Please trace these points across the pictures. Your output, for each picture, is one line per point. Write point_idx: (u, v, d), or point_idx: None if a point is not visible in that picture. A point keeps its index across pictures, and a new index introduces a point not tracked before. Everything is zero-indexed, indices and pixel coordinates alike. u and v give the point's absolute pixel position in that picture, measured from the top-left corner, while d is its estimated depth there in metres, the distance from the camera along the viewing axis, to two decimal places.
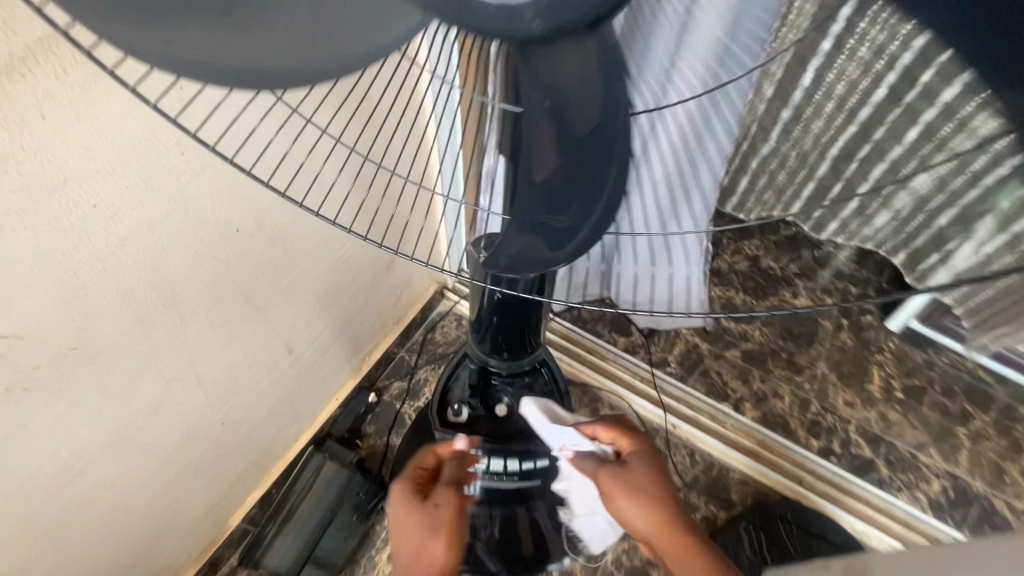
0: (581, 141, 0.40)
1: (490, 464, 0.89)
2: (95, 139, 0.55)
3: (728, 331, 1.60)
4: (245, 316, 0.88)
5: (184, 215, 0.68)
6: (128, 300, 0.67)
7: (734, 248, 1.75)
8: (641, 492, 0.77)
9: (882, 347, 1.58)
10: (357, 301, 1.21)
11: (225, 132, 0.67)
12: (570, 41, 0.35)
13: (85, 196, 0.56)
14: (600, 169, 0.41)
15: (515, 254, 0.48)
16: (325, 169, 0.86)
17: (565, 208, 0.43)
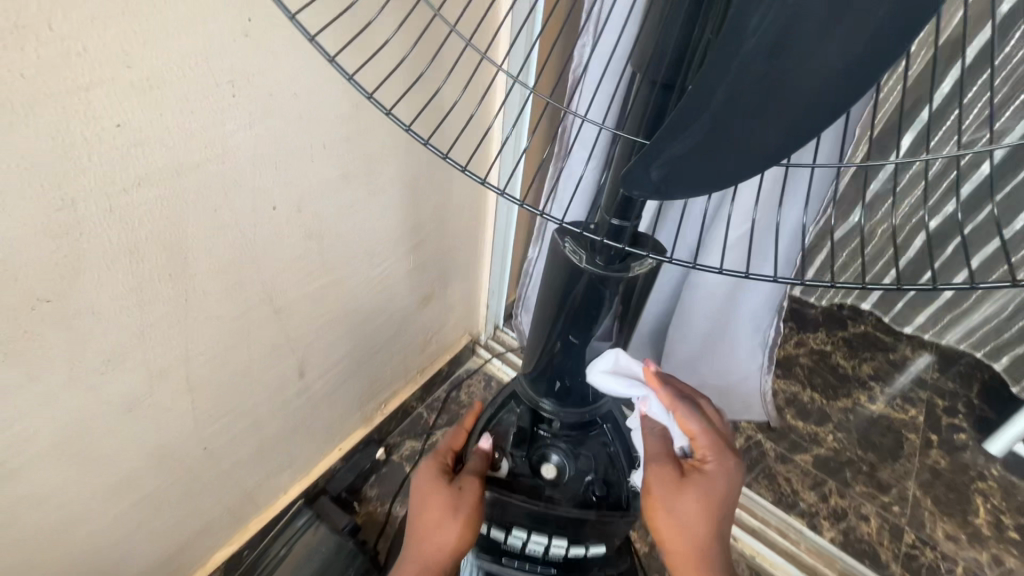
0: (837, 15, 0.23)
1: (531, 535, 0.71)
2: (140, 43, 0.46)
3: (795, 431, 1.39)
4: (260, 315, 0.75)
5: (220, 169, 0.59)
6: (129, 256, 0.55)
7: (796, 340, 1.59)
8: (710, 511, 0.57)
9: (984, 474, 1.34)
10: (386, 333, 1.08)
11: (286, 84, 0.59)
12: None
13: (109, 109, 0.47)
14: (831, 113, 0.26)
15: (691, 148, 0.29)
16: (383, 161, 0.78)
17: (806, 54, 0.24)
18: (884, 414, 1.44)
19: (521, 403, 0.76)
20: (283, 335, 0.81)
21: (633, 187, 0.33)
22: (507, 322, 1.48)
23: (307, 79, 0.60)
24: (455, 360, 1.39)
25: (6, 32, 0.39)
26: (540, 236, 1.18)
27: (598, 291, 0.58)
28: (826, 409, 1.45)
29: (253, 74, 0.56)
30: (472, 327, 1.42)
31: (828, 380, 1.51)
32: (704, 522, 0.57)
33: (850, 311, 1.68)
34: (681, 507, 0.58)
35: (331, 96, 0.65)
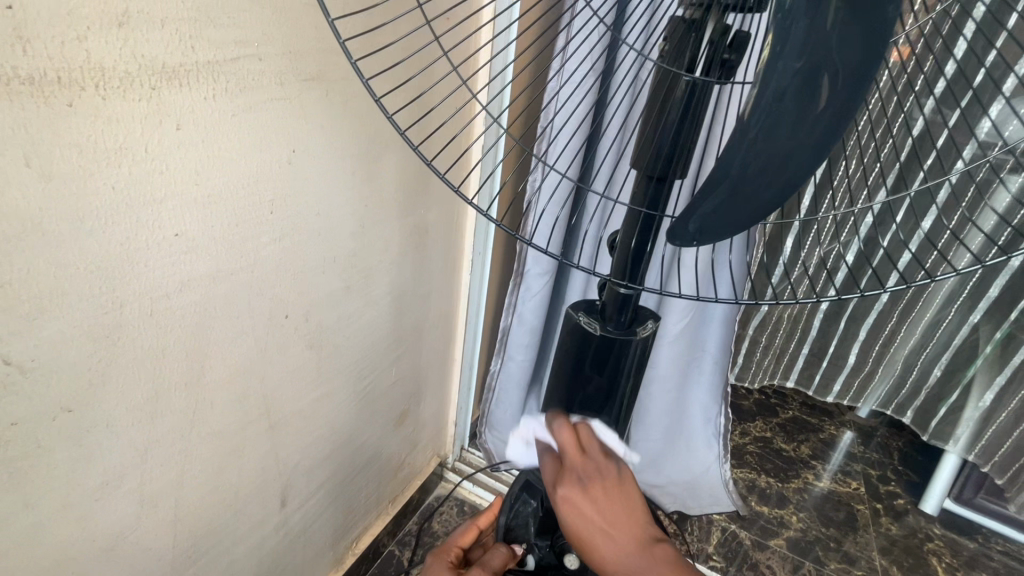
0: (754, 195, 0.37)
1: None
2: (209, 166, 0.53)
3: (763, 516, 1.45)
4: (255, 431, 0.72)
5: (248, 281, 0.63)
6: (154, 362, 0.55)
7: (740, 429, 1.72)
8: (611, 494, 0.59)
9: (930, 534, 1.44)
10: (362, 459, 1.02)
11: (310, 201, 0.67)
12: (755, 144, 0.35)
13: (172, 220, 0.52)
14: (725, 227, 0.39)
15: (719, 205, 0.38)
16: (376, 271, 0.84)
17: (741, 206, 0.37)
18: (832, 490, 1.54)
19: (537, 491, 0.76)
20: (271, 456, 0.77)
21: (677, 238, 0.42)
22: (472, 442, 1.42)
23: (319, 195, 0.68)
24: (426, 488, 1.31)
25: (99, 159, 0.45)
26: (503, 345, 1.25)
27: (608, 363, 0.64)
28: (784, 492, 1.53)
29: (288, 194, 0.64)
30: (441, 450, 1.36)
31: (777, 464, 1.61)
32: (620, 516, 0.57)
33: (776, 398, 1.87)
34: (581, 508, 0.57)
35: (340, 210, 0.72)
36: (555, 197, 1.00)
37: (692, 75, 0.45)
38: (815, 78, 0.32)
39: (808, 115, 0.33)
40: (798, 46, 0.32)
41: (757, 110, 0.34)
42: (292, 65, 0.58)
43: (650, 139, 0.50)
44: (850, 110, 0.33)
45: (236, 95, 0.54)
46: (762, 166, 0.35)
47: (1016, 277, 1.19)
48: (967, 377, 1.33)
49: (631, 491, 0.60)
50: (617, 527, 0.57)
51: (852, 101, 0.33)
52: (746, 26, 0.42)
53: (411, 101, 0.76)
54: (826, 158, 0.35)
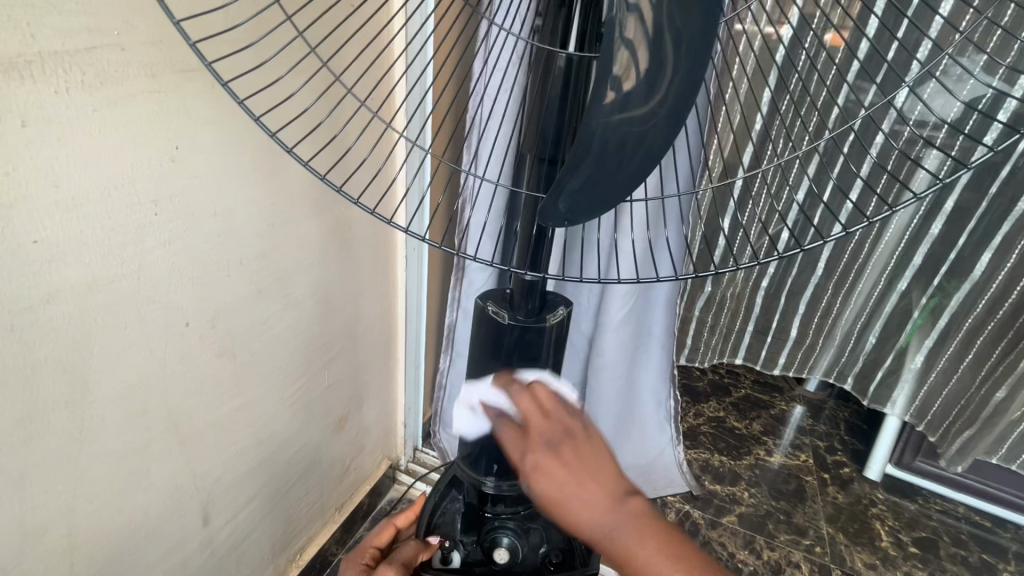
0: (616, 172, 0.36)
1: None
2: (70, 166, 0.50)
3: (717, 495, 1.47)
4: (163, 447, 0.68)
5: (135, 288, 0.59)
6: (25, 381, 0.51)
7: (695, 411, 1.75)
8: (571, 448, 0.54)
9: (874, 499, 1.50)
10: (298, 468, 0.98)
11: (204, 199, 0.63)
12: (611, 119, 0.34)
13: (29, 226, 0.48)
14: (593, 209, 0.39)
15: (585, 180, 0.37)
16: (293, 271, 0.81)
17: (604, 185, 0.37)
18: (783, 464, 1.58)
19: (464, 486, 0.74)
20: (185, 472, 0.73)
21: (547, 218, 0.40)
22: (426, 441, 1.40)
23: (215, 194, 0.64)
24: (377, 492, 1.28)
25: None
26: (449, 342, 1.23)
27: (522, 348, 0.63)
28: (737, 470, 1.56)
29: (176, 193, 0.60)
30: (392, 452, 1.33)
31: (729, 443, 1.64)
32: (587, 472, 0.50)
33: (729, 377, 1.90)
34: (551, 472, 0.51)
35: (243, 209, 0.69)
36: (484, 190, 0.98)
37: (567, 52, 0.43)
38: (653, 53, 0.32)
39: (657, 84, 0.33)
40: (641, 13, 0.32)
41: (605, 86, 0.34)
42: (165, 55, 0.55)
43: (539, 119, 0.49)
44: (691, 83, 0.34)
45: (97, 88, 0.50)
46: (614, 140, 0.35)
47: (936, 245, 1.23)
48: (899, 346, 1.38)
49: (601, 448, 0.53)
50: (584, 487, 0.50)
51: (688, 76, 0.33)
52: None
53: (312, 91, 0.72)
54: (681, 127, 0.35)
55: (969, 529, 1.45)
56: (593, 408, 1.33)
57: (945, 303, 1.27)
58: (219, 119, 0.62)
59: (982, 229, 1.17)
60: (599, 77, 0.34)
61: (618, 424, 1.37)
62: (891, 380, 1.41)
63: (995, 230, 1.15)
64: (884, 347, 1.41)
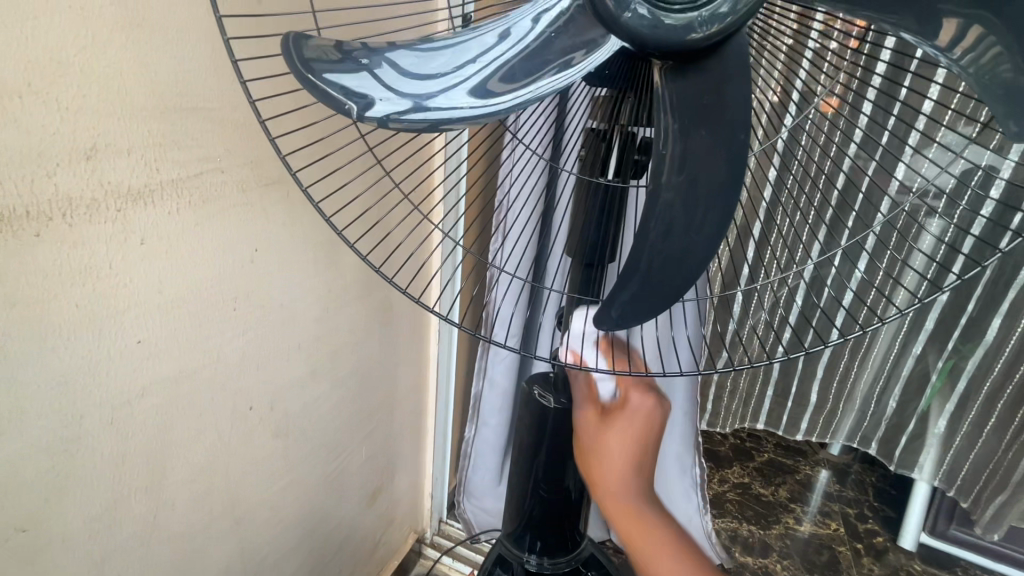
0: (664, 283, 0.42)
1: None
2: (172, 274, 0.56)
3: (749, 568, 1.44)
4: (220, 528, 0.71)
5: (212, 377, 0.64)
6: (115, 470, 0.56)
7: (719, 477, 1.73)
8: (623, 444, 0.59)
9: (912, 571, 1.46)
10: (334, 545, 0.99)
11: (274, 293, 0.70)
12: (658, 243, 0.41)
13: (136, 328, 0.54)
14: (638, 314, 0.43)
15: (635, 294, 0.42)
16: (341, 352, 0.86)
17: (652, 296, 0.42)
18: (813, 533, 1.55)
19: (509, 564, 0.75)
20: (237, 552, 0.75)
21: (600, 325, 0.43)
22: (451, 513, 1.39)
23: (282, 286, 0.71)
24: (404, 567, 1.26)
25: (68, 281, 0.48)
26: (476, 412, 1.25)
27: (566, 428, 0.67)
28: (767, 540, 1.53)
29: (252, 290, 0.67)
30: (418, 525, 1.32)
31: (757, 511, 1.62)
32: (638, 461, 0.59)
33: (750, 441, 1.89)
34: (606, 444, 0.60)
35: (304, 298, 0.75)
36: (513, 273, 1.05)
37: (609, 178, 0.52)
38: (690, 192, 0.40)
39: (692, 221, 0.41)
40: (675, 167, 0.40)
41: (652, 215, 0.41)
42: (253, 173, 0.63)
43: (581, 230, 0.56)
44: (726, 214, 0.41)
45: (199, 207, 0.58)
46: (656, 260, 0.41)
47: (945, 310, 1.28)
48: (920, 410, 1.39)
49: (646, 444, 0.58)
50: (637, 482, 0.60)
51: (721, 209, 0.41)
52: (647, 138, 0.51)
53: (366, 193, 0.81)
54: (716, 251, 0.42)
55: None
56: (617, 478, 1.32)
57: (962, 366, 1.29)
58: (290, 221, 0.69)
59: (986, 295, 1.21)
60: (647, 208, 0.41)
61: None
62: (916, 444, 1.41)
63: (1001, 296, 1.20)
64: (905, 410, 1.41)
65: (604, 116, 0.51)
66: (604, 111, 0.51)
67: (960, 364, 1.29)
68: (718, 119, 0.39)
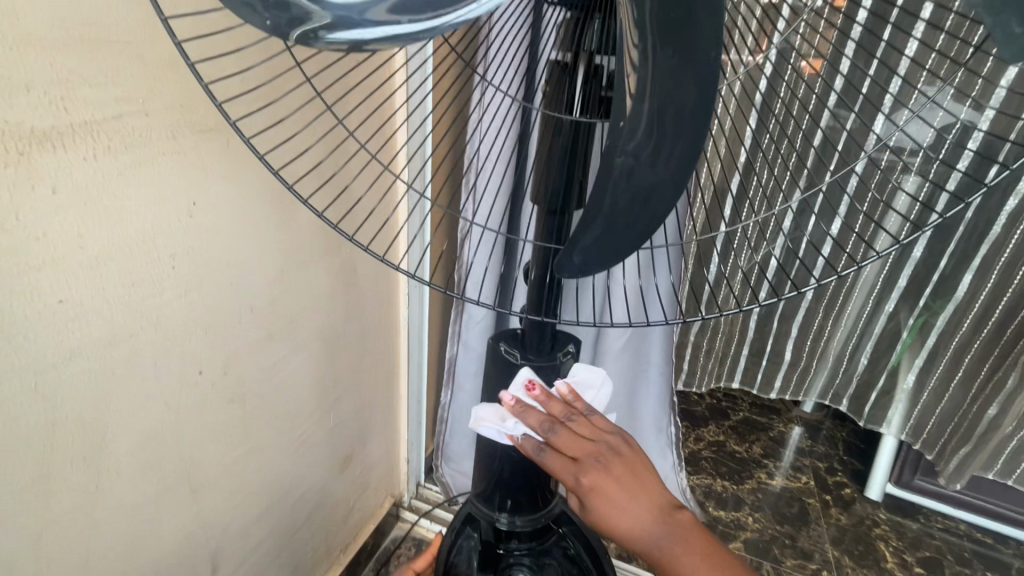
0: (628, 226, 0.39)
1: None
2: (94, 228, 0.51)
3: (722, 522, 1.47)
4: (175, 497, 0.68)
5: (152, 340, 0.60)
6: (46, 439, 0.52)
7: (695, 436, 1.76)
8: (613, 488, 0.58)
9: (877, 519, 1.51)
10: (305, 511, 0.97)
11: (219, 252, 0.65)
12: (620, 179, 0.37)
13: (56, 287, 0.50)
14: (603, 258, 0.40)
15: (597, 238, 0.40)
16: (300, 314, 0.82)
17: (616, 241, 0.39)
18: (785, 487, 1.59)
19: (478, 523, 0.74)
20: (196, 520, 0.72)
21: (563, 271, 0.42)
22: (429, 477, 1.38)
23: (228, 243, 0.66)
24: (381, 531, 1.26)
25: None
26: (451, 376, 1.23)
27: None
28: (740, 494, 1.56)
29: (193, 247, 0.62)
30: (395, 489, 1.32)
31: (731, 467, 1.65)
32: (637, 495, 0.59)
33: (726, 401, 1.92)
34: (606, 492, 0.58)
35: (254, 257, 0.71)
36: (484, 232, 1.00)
37: (573, 115, 0.48)
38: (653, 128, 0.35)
39: (660, 152, 0.35)
40: (653, 92, 0.34)
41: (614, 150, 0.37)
42: (184, 117, 0.57)
43: (546, 174, 0.53)
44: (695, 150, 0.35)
45: (121, 153, 0.52)
46: (618, 199, 0.38)
47: (918, 267, 1.27)
48: (890, 366, 1.40)
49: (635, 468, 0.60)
50: (636, 505, 0.59)
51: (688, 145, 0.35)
52: (615, 70, 0.46)
53: (318, 145, 0.76)
54: (686, 187, 0.37)
55: (972, 546, 1.46)
56: None
57: (932, 322, 1.30)
58: (231, 171, 0.64)
59: (959, 250, 1.21)
60: (610, 147, 0.38)
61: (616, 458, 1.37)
62: (885, 399, 1.44)
63: (973, 251, 1.19)
64: (876, 365, 1.43)
65: (568, 45, 0.46)
66: (568, 40, 0.46)
67: (931, 320, 1.30)
68: (691, 35, 0.33)
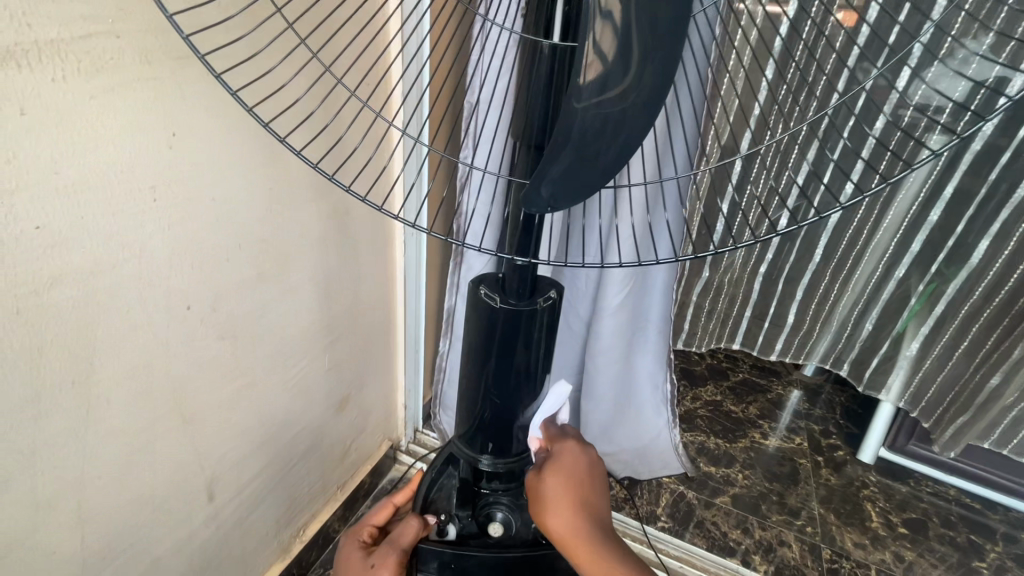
0: (599, 155, 0.37)
1: None
2: (67, 153, 0.51)
3: (712, 477, 1.50)
4: (167, 427, 0.71)
5: (135, 271, 0.60)
6: (32, 363, 0.54)
7: (692, 395, 1.78)
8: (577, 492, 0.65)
9: (867, 481, 1.52)
10: (300, 448, 1.01)
11: (203, 185, 0.64)
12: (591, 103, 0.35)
13: (32, 212, 0.49)
14: (577, 191, 0.39)
15: (567, 167, 0.38)
16: (291, 255, 0.82)
17: (587, 173, 0.38)
18: (777, 447, 1.61)
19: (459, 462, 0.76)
20: (188, 449, 0.75)
21: (530, 206, 0.40)
22: (426, 423, 1.42)
23: (212, 178, 0.65)
24: (378, 471, 1.30)
25: None
26: (449, 326, 1.24)
27: (515, 331, 0.63)
28: (732, 452, 1.58)
29: (174, 180, 0.61)
30: (392, 433, 1.35)
31: (725, 426, 1.67)
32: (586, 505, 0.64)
33: (727, 362, 1.92)
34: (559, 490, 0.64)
35: (240, 193, 0.70)
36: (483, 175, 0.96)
37: (553, 42, 0.46)
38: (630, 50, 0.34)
39: (635, 79, 0.34)
40: (640, 4, 0.33)
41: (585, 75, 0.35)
42: (157, 42, 0.55)
43: (527, 109, 0.51)
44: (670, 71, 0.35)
45: (92, 76, 0.51)
46: (585, 123, 0.36)
47: (934, 231, 1.21)
48: (894, 332, 1.37)
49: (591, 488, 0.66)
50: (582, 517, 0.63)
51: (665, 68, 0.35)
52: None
53: (306, 80, 0.73)
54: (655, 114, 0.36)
55: (960, 511, 1.48)
56: (589, 391, 1.35)
57: (943, 289, 1.26)
58: (211, 100, 0.62)
59: (978, 216, 1.15)
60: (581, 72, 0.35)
61: (608, 413, 1.37)
62: (887, 366, 1.41)
63: (993, 217, 1.14)
64: (881, 332, 1.39)
65: None
66: None
67: (943, 287, 1.26)
68: None
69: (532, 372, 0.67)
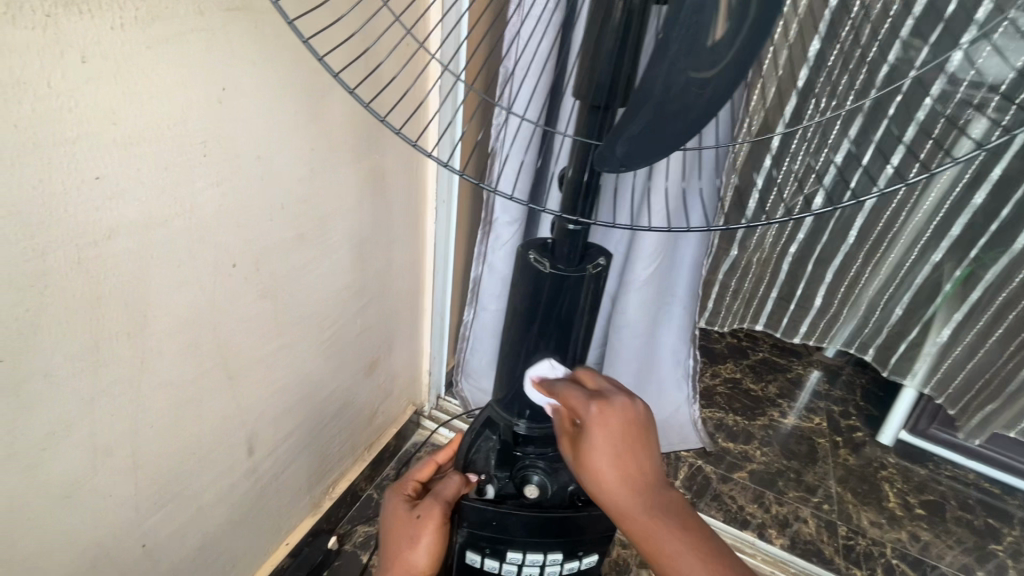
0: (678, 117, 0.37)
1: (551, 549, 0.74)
2: (125, 104, 0.51)
3: (729, 453, 1.51)
4: (212, 382, 0.72)
5: (185, 226, 0.60)
6: (91, 313, 0.55)
7: (711, 372, 1.78)
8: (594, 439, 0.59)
9: (885, 463, 1.53)
10: (332, 408, 1.03)
11: (250, 143, 0.64)
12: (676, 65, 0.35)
13: (91, 163, 0.50)
14: (652, 151, 0.40)
15: (644, 125, 0.38)
16: (329, 217, 0.82)
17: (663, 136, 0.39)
18: (796, 426, 1.61)
19: (498, 427, 0.76)
20: (229, 406, 0.77)
21: (605, 162, 0.43)
22: (449, 390, 1.44)
23: (258, 135, 0.65)
24: (402, 435, 1.33)
25: (5, 89, 0.43)
26: (475, 295, 1.24)
27: (561, 298, 0.63)
28: (750, 429, 1.59)
29: (223, 136, 0.61)
30: (416, 399, 1.37)
31: (745, 403, 1.67)
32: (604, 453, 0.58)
33: (748, 341, 1.92)
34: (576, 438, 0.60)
35: (284, 151, 0.69)
36: (521, 135, 0.95)
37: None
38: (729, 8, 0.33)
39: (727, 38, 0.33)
40: None
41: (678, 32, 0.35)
42: None
43: (592, 68, 0.50)
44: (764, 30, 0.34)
45: (149, 26, 0.50)
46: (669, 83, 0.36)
47: (977, 215, 1.18)
48: (924, 318, 1.35)
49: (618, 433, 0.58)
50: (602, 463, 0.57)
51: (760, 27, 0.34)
52: None
53: (349, 39, 0.71)
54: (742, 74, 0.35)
55: (978, 495, 1.48)
56: (611, 364, 1.34)
57: (981, 274, 1.23)
58: (259, 56, 0.61)
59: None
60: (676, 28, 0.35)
61: (631, 385, 1.38)
62: (914, 351, 1.40)
63: None
64: (911, 316, 1.37)
65: None
66: None
67: (981, 272, 1.23)
68: None
69: (574, 339, 0.67)
